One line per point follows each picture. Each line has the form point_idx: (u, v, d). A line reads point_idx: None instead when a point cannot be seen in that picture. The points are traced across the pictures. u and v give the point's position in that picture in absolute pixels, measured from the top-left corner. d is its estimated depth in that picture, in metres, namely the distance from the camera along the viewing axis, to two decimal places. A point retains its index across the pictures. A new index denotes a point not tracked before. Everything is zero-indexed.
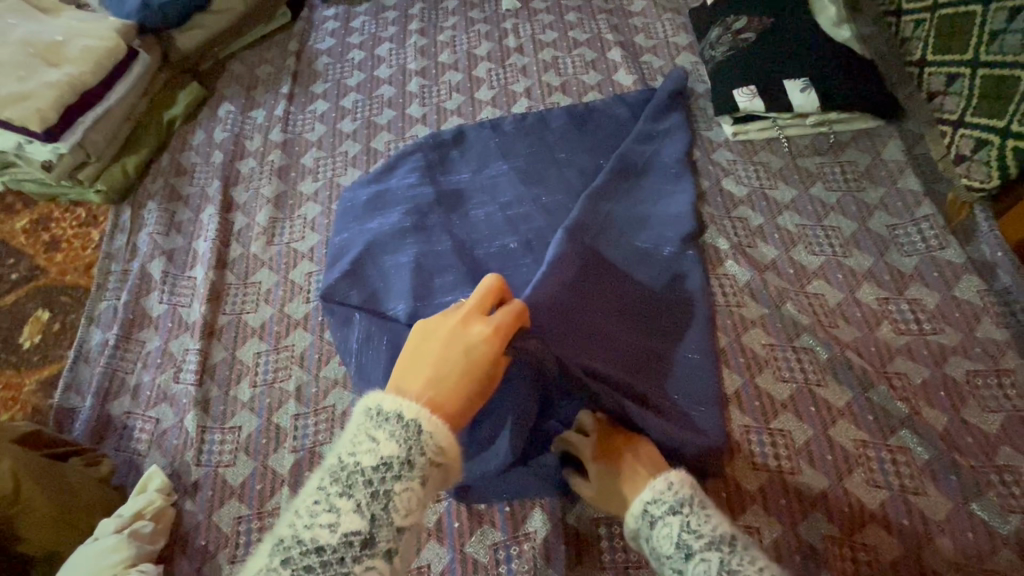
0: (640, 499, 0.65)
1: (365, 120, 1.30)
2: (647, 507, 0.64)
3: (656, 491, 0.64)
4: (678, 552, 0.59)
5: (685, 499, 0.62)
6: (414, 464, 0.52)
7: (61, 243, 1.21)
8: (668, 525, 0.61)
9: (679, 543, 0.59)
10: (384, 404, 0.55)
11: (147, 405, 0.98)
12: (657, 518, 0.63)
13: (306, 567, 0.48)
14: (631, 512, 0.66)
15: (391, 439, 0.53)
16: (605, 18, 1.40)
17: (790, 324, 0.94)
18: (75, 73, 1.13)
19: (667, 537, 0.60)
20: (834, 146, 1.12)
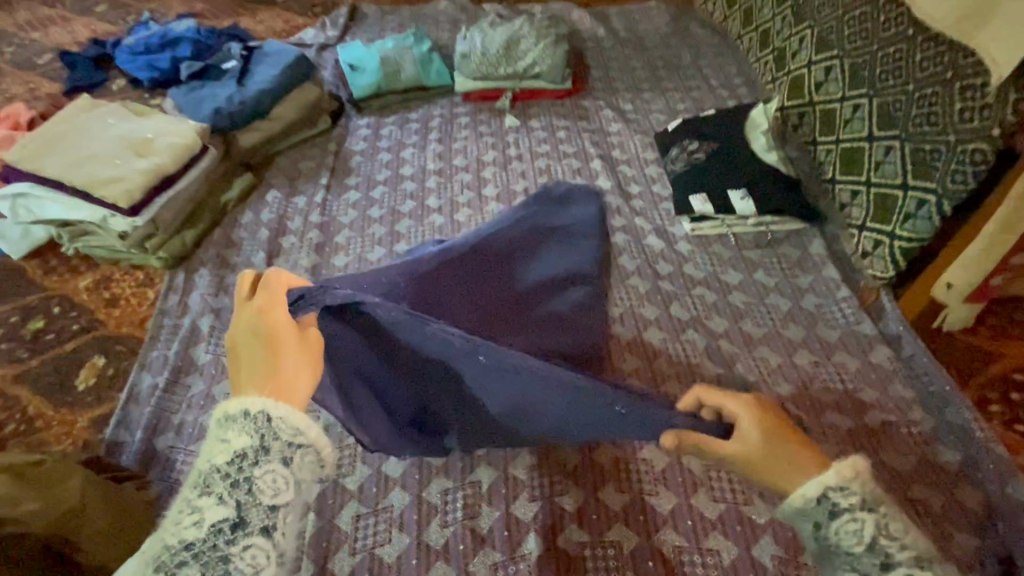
0: (823, 485, 0.63)
1: (390, 208, 1.56)
2: (828, 492, 0.63)
3: (845, 487, 0.63)
4: (869, 553, 0.61)
5: (873, 499, 0.63)
6: (268, 449, 0.60)
7: (119, 300, 1.39)
8: (859, 521, 0.62)
9: (871, 543, 0.61)
10: (228, 409, 0.62)
11: (190, 441, 1.12)
12: (842, 511, 0.63)
13: (181, 560, 0.56)
14: (803, 492, 0.64)
15: (240, 435, 0.60)
16: (588, 136, 1.74)
17: (740, 382, 1.14)
18: (158, 163, 1.37)
19: (853, 533, 0.62)
20: (772, 242, 1.39)
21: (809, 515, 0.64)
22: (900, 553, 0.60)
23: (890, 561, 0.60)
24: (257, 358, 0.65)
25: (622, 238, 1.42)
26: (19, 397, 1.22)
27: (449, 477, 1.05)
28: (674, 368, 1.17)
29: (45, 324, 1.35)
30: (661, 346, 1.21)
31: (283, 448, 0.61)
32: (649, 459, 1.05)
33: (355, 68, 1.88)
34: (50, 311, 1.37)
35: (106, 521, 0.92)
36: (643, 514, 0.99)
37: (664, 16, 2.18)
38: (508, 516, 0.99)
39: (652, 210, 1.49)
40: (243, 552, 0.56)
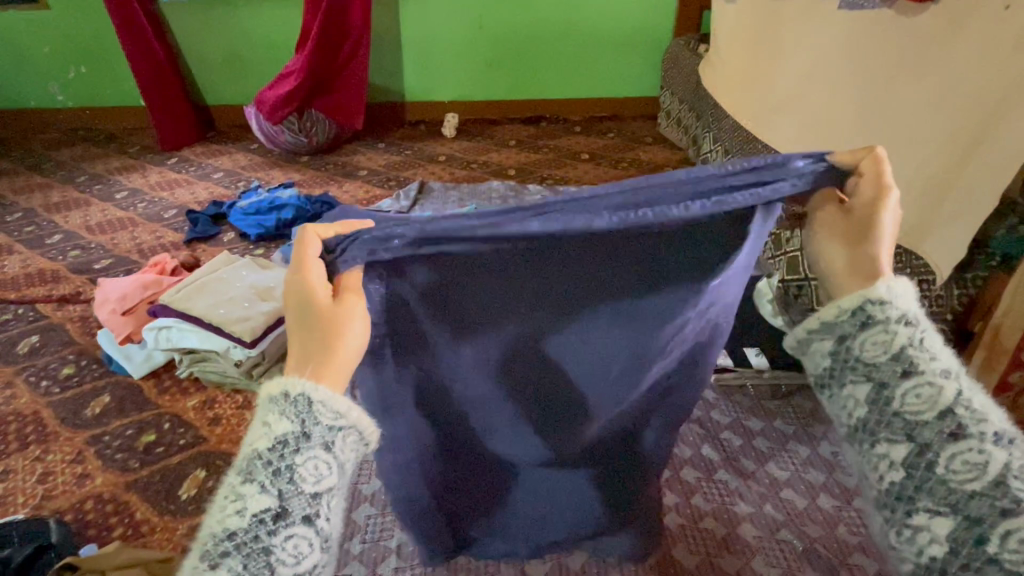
0: (862, 296, 0.66)
1: None
2: (869, 305, 0.66)
3: (886, 299, 0.66)
4: (896, 364, 0.64)
5: (914, 317, 0.66)
6: (309, 435, 0.61)
7: (222, 419, 1.61)
8: (890, 334, 0.65)
9: (897, 353, 0.65)
10: (272, 389, 0.62)
11: None
12: (876, 322, 0.66)
13: (225, 550, 0.58)
14: (839, 303, 0.68)
15: (282, 419, 0.61)
16: None
17: (771, 520, 1.28)
18: (279, 305, 1.70)
19: (882, 343, 0.65)
20: (787, 394, 1.60)
21: (835, 327, 0.68)
22: (929, 365, 0.64)
23: (916, 370, 0.64)
24: (298, 324, 0.66)
25: None
26: (129, 502, 1.38)
27: None
28: (710, 504, 1.32)
29: (156, 437, 1.56)
30: (696, 484, 1.36)
31: (325, 433, 0.62)
32: None
33: None
34: (161, 426, 1.60)
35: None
36: None
37: None
38: None
39: None
40: (286, 540, 0.60)
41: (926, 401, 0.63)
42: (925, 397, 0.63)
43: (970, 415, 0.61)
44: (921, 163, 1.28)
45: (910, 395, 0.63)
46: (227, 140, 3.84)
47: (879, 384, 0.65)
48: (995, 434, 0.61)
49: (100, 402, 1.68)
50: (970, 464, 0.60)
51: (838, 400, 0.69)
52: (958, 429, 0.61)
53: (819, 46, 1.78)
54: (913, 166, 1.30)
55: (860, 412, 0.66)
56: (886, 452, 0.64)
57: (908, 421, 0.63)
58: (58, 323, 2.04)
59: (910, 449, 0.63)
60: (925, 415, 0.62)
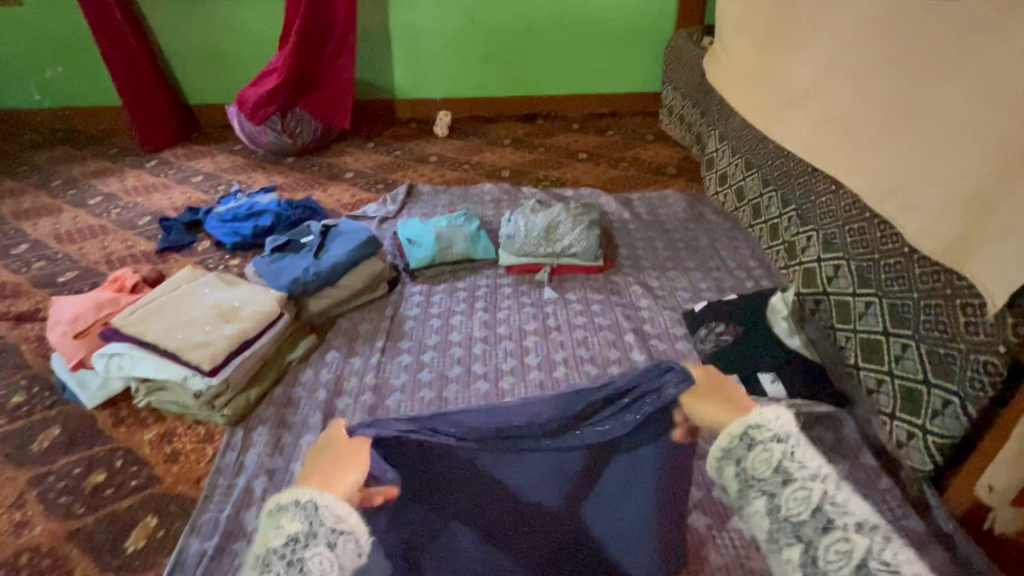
0: (744, 423, 0.75)
1: (439, 374, 1.68)
2: (749, 429, 0.75)
3: (761, 423, 0.75)
4: (778, 477, 0.73)
5: (788, 430, 0.75)
6: (316, 533, 0.64)
7: (180, 456, 1.46)
8: (769, 451, 0.73)
9: (778, 466, 0.73)
10: (280, 498, 0.67)
11: None
12: (758, 442, 0.74)
13: None
14: (729, 429, 0.76)
15: (292, 518, 0.65)
16: (620, 310, 1.91)
17: None
18: (243, 328, 1.54)
19: (766, 460, 0.74)
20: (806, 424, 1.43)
21: (732, 452, 0.76)
22: (801, 472, 0.73)
23: (791, 477, 0.73)
24: (313, 465, 0.73)
25: None
26: (68, 556, 1.23)
27: None
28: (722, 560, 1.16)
29: (106, 477, 1.41)
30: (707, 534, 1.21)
31: (328, 533, 0.64)
32: None
33: (413, 242, 2.14)
34: (112, 464, 1.44)
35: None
36: None
37: (681, 203, 2.51)
38: None
39: None
40: None
41: (803, 503, 0.71)
42: (803, 498, 0.71)
43: (835, 510, 0.71)
44: (968, 169, 1.13)
45: (791, 500, 0.72)
46: (209, 141, 3.67)
47: (772, 497, 0.73)
48: (857, 522, 0.70)
49: (49, 435, 1.53)
50: (841, 552, 0.68)
51: (747, 518, 0.76)
52: (828, 523, 0.70)
53: (846, 30, 1.60)
54: (961, 173, 1.14)
55: (765, 524, 0.74)
56: (788, 557, 0.71)
57: (793, 524, 0.71)
58: (12, 343, 1.89)
59: (802, 551, 0.71)
60: (802, 516, 0.71)
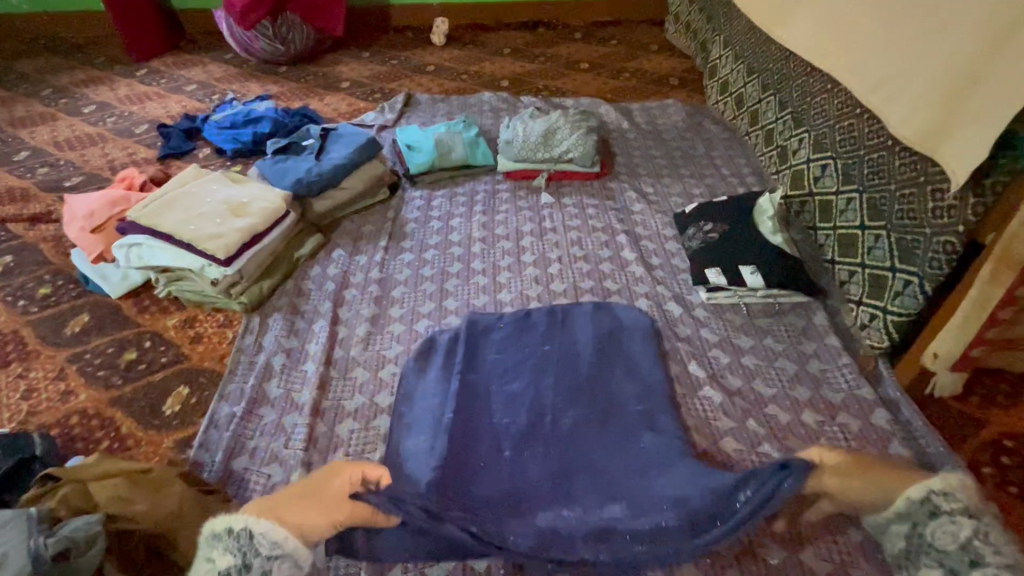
0: (926, 491, 1.01)
1: (441, 270, 1.77)
2: (933, 494, 1.00)
3: (942, 493, 1.00)
4: (962, 551, 0.95)
5: (973, 511, 0.98)
6: (250, 564, 0.92)
7: (203, 338, 1.59)
8: (958, 526, 0.97)
9: (965, 542, 0.95)
10: (215, 526, 0.96)
11: (262, 463, 1.27)
12: (943, 512, 0.99)
13: None
14: (910, 495, 1.02)
15: (225, 554, 0.93)
16: (614, 213, 1.97)
17: (753, 435, 1.28)
18: (253, 223, 1.62)
19: (949, 531, 0.97)
20: (779, 313, 1.56)
21: (914, 515, 1.01)
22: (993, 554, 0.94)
23: (981, 559, 0.94)
24: (307, 511, 1.01)
25: (645, 303, 1.61)
26: (114, 418, 1.39)
27: None
28: (693, 420, 1.32)
29: (138, 355, 1.54)
30: (680, 401, 1.36)
31: (262, 562, 0.93)
32: None
33: (413, 148, 2.16)
34: (142, 344, 1.57)
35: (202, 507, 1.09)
36: None
37: (681, 112, 2.49)
38: None
39: (670, 280, 1.69)
40: None
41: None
42: None
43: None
44: (951, 59, 1.16)
45: None
46: (199, 50, 3.55)
47: (953, 563, 0.96)
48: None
49: (80, 321, 1.65)
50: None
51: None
52: None
53: None
54: (942, 65, 1.18)
55: (902, 548, 1.03)
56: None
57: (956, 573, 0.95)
58: (31, 242, 1.97)
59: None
60: None
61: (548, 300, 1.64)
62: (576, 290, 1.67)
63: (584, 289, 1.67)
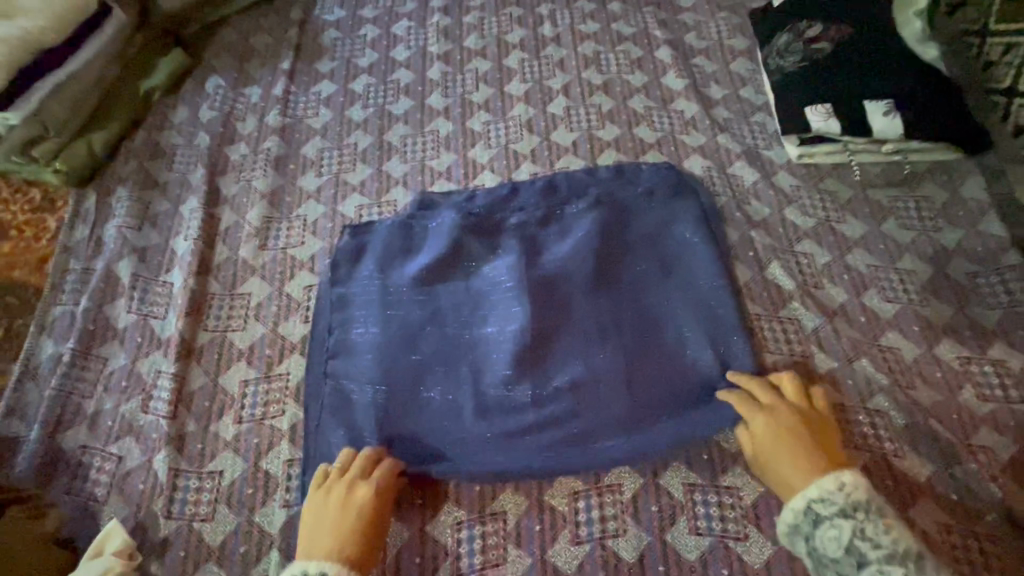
0: (807, 496, 0.63)
1: (379, 109, 1.13)
2: (811, 503, 0.63)
3: (828, 491, 0.62)
4: (849, 558, 0.59)
5: (857, 502, 0.61)
6: None
7: (9, 230, 1.01)
8: (837, 529, 0.60)
9: (850, 546, 0.59)
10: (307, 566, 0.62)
11: (108, 438, 0.82)
12: (823, 518, 0.62)
13: None
14: (790, 503, 0.64)
15: None
16: (652, 12, 1.25)
17: (864, 383, 0.83)
18: (31, 28, 0.95)
19: (834, 540, 0.60)
20: (909, 178, 1.00)
21: (798, 528, 0.63)
22: (876, 553, 0.58)
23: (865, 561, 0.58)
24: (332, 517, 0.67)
25: (699, 165, 1.04)
26: None
27: (461, 504, 0.77)
28: (771, 357, 0.86)
29: None
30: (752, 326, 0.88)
31: None
32: (735, 487, 0.77)
33: None
34: None
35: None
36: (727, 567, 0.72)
37: None
38: (544, 566, 0.72)
39: (739, 125, 1.08)
40: None
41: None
42: None
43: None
44: None
45: None
46: None
47: None
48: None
49: None
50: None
51: None
52: None
53: None
54: None
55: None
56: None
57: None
58: None
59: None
60: None
61: (548, 161, 1.05)
62: (592, 144, 1.07)
63: (599, 139, 1.07)
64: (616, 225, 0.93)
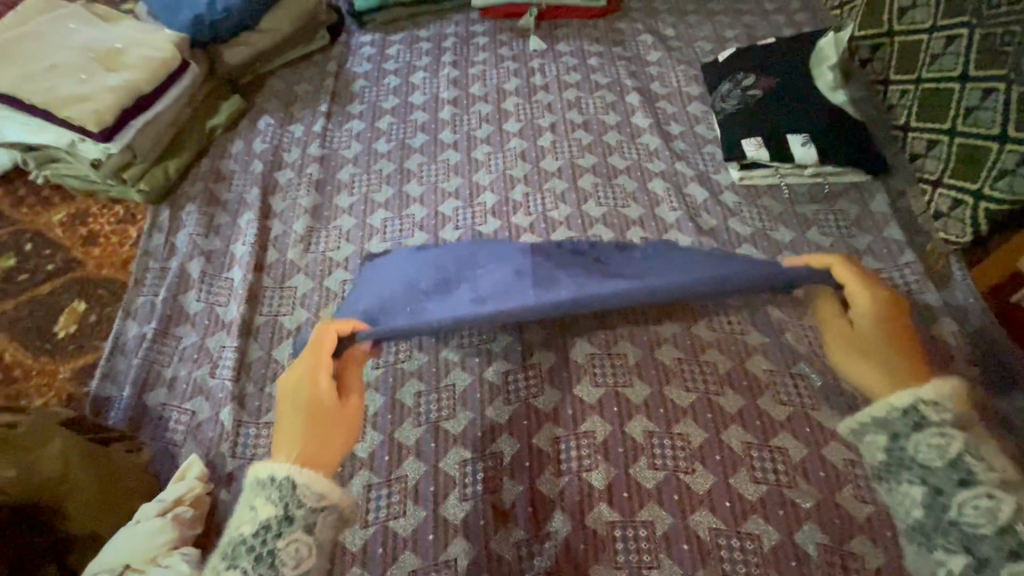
0: (916, 397, 0.73)
1: (400, 142, 1.38)
2: (918, 404, 0.73)
3: (937, 403, 0.72)
4: (950, 469, 0.68)
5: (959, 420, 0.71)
6: (292, 517, 0.66)
7: (99, 238, 1.24)
8: (949, 439, 0.69)
9: (956, 460, 0.68)
10: (263, 472, 0.69)
11: (183, 397, 1.02)
12: (930, 424, 0.71)
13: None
14: (891, 401, 0.75)
15: (269, 503, 0.67)
16: (624, 65, 1.52)
17: (788, 353, 1.04)
18: (132, 79, 1.20)
19: (937, 446, 0.70)
20: (829, 196, 1.24)
21: (885, 423, 0.74)
22: (987, 476, 0.67)
23: (974, 478, 0.67)
24: (294, 417, 0.75)
25: (660, 186, 1.28)
26: None
27: (466, 446, 0.96)
28: (715, 335, 1.07)
29: (18, 262, 1.20)
30: (700, 311, 1.10)
31: (308, 513, 0.66)
32: (685, 433, 0.97)
33: None
34: (22, 248, 1.22)
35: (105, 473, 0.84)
36: (677, 492, 0.92)
37: None
38: (533, 491, 0.92)
39: (693, 155, 1.33)
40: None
41: (987, 515, 0.64)
42: (979, 510, 0.65)
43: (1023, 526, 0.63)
44: None
45: (968, 507, 0.65)
46: None
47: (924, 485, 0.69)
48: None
49: None
50: (981, 512, 0.65)
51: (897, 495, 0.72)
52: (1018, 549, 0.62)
53: None
54: None
55: (915, 514, 0.69)
56: (943, 558, 0.66)
57: (965, 533, 0.65)
58: None
59: (969, 560, 0.64)
60: (982, 529, 0.64)
61: (538, 183, 1.29)
62: (574, 169, 1.31)
63: (579, 166, 1.32)
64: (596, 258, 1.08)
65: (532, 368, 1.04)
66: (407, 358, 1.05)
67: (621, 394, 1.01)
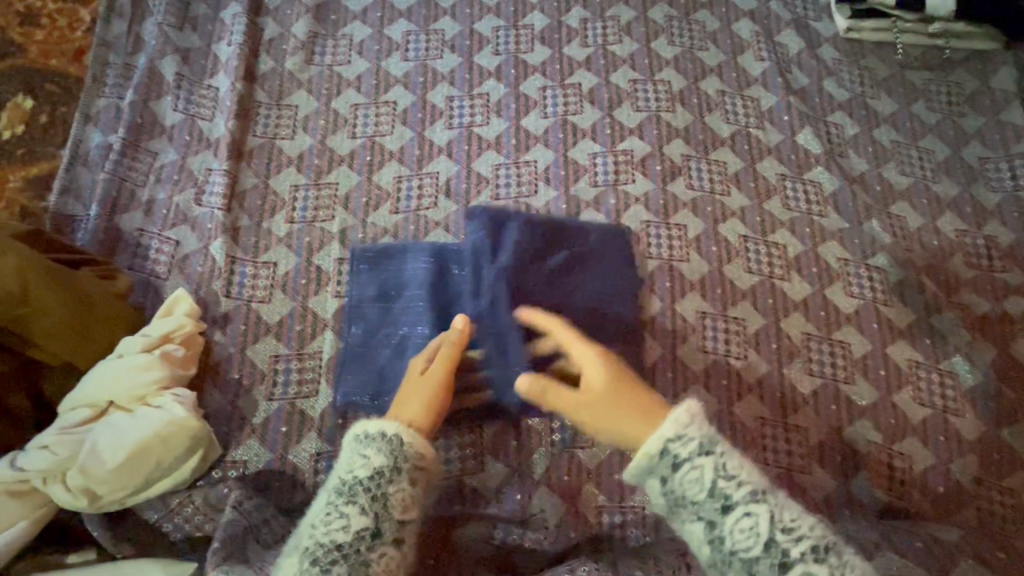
0: (664, 438, 0.56)
1: None
2: (668, 445, 0.56)
3: (680, 433, 0.56)
4: (712, 502, 0.54)
5: (709, 437, 0.56)
6: (401, 468, 0.56)
7: (41, 18, 0.98)
8: (698, 471, 0.55)
9: (711, 489, 0.54)
10: (368, 427, 0.59)
11: (164, 225, 0.86)
12: (682, 459, 0.56)
13: (329, 563, 0.51)
14: (669, 440, 0.56)
15: (378, 453, 0.57)
16: None
17: (868, 241, 0.91)
18: None
19: (748, 531, 0.52)
20: (946, 63, 1.03)
21: (652, 471, 0.57)
22: (739, 492, 0.54)
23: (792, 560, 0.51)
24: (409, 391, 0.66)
25: (747, 29, 1.04)
26: None
27: None
28: (790, 214, 0.93)
29: None
30: (776, 185, 0.94)
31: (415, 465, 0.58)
32: (740, 318, 0.87)
33: None
34: None
35: (67, 316, 0.69)
36: (726, 379, 0.84)
37: None
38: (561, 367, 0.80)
39: None
40: (381, 563, 0.53)
41: (752, 535, 0.52)
42: (748, 531, 0.52)
43: (789, 539, 0.52)
44: None
45: (739, 532, 0.53)
46: None
47: (700, 528, 0.54)
48: (812, 546, 0.51)
49: None
50: None
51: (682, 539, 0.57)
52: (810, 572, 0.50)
53: None
54: None
55: (704, 553, 0.54)
56: None
57: (744, 561, 0.52)
58: None
59: None
60: (754, 552, 0.52)
61: (599, 8, 1.03)
62: None
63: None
64: (660, 240, 0.90)
65: (578, 229, 0.89)
66: (432, 206, 0.89)
67: (675, 269, 0.89)
